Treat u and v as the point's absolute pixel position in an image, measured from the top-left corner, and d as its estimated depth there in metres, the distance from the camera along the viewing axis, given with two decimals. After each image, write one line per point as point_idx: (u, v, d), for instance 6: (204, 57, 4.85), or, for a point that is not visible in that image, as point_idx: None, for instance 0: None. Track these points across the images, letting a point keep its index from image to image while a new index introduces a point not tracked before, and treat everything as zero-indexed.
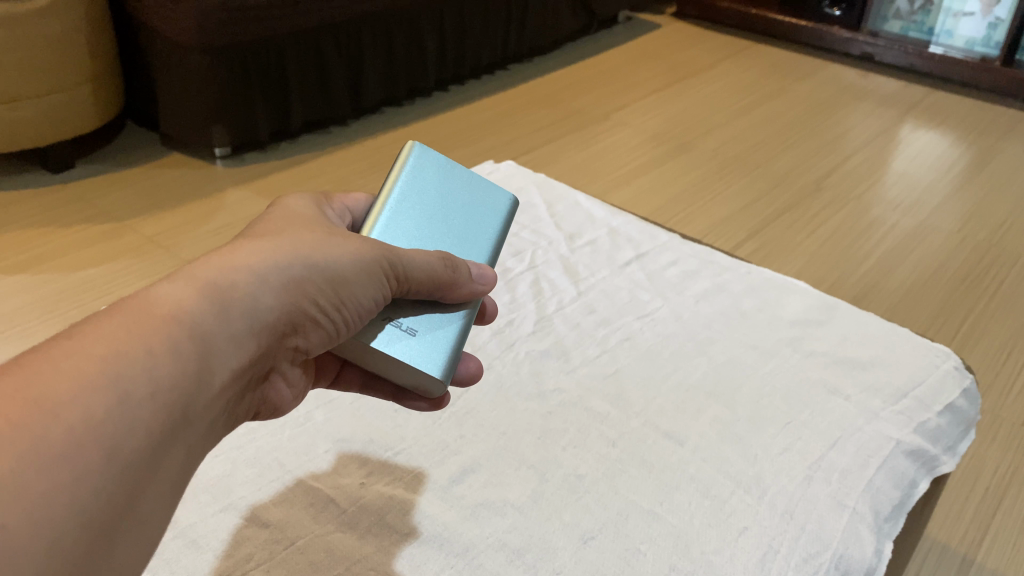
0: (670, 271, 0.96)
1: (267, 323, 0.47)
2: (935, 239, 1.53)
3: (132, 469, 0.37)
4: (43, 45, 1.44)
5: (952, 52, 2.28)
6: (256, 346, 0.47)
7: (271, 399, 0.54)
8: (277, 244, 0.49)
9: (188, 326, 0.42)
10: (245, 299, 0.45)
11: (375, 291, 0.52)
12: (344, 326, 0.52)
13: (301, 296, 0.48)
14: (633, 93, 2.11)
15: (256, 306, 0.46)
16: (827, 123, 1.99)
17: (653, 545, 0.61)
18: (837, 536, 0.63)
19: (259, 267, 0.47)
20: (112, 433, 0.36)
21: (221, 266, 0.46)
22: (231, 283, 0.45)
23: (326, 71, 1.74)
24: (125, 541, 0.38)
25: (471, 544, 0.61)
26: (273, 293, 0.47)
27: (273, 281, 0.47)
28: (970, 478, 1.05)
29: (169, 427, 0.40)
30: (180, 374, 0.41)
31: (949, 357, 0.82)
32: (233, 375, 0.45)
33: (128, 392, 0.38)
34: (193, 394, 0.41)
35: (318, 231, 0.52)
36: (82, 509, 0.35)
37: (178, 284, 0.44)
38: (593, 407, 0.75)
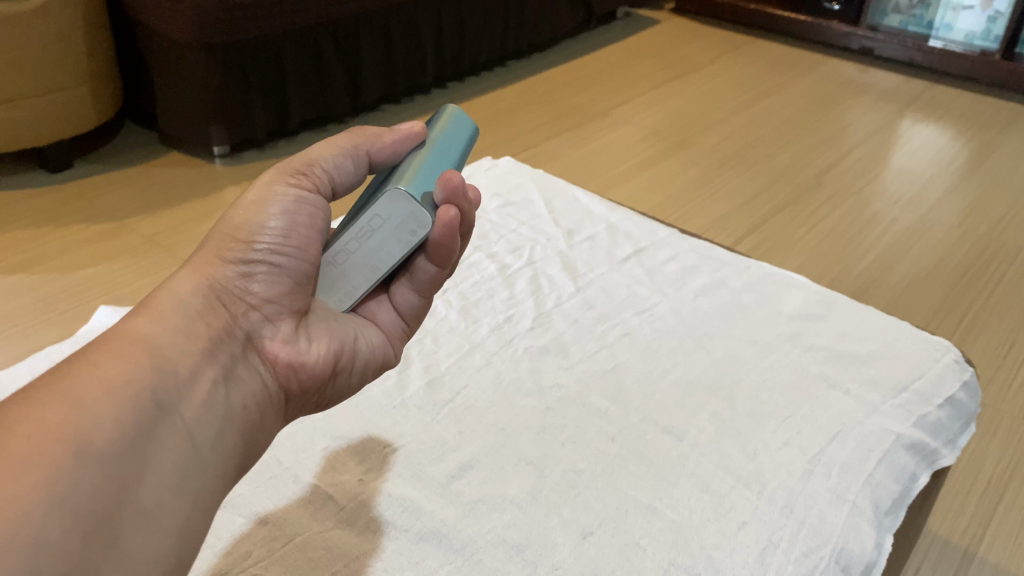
0: (669, 266, 0.95)
1: (201, 312, 0.55)
2: (935, 233, 1.53)
3: (112, 457, 0.44)
4: (41, 46, 1.44)
5: (952, 46, 2.27)
6: (204, 332, 0.54)
7: (283, 357, 0.58)
8: (185, 269, 0.58)
9: (125, 342, 0.50)
10: (170, 310, 0.54)
11: (275, 203, 0.59)
12: (279, 251, 0.59)
13: (220, 281, 0.58)
14: (632, 89, 2.10)
15: (182, 307, 0.55)
16: (826, 118, 1.98)
17: (653, 541, 0.61)
18: (838, 530, 0.63)
19: (179, 288, 0.56)
20: (76, 427, 0.43)
21: (141, 305, 0.54)
22: (156, 305, 0.54)
23: (324, 69, 1.74)
24: (136, 522, 0.44)
25: (471, 540, 0.61)
26: (191, 293, 0.56)
27: (195, 290, 0.56)
28: (971, 472, 1.05)
29: (144, 415, 0.47)
30: (134, 373, 0.48)
31: (949, 351, 0.82)
32: (194, 355, 0.52)
33: (81, 391, 0.45)
34: (156, 382, 0.49)
35: (216, 235, 0.60)
36: (70, 498, 0.41)
37: (114, 324, 0.53)
38: (592, 403, 0.75)
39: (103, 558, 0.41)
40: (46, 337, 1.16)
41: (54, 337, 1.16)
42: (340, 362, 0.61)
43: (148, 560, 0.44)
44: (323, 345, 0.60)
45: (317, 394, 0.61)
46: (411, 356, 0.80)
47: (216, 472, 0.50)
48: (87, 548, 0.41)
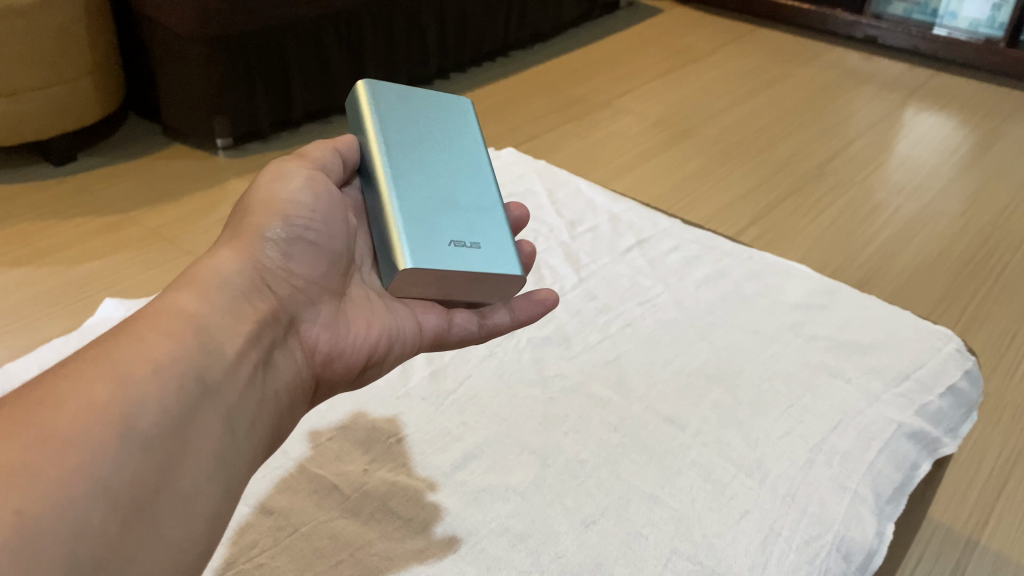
0: (671, 257, 0.96)
1: (246, 288, 0.55)
2: (939, 222, 1.53)
3: (153, 442, 0.42)
4: (45, 38, 1.44)
5: (957, 34, 2.26)
6: (250, 311, 0.54)
7: (322, 346, 0.59)
8: (226, 246, 0.57)
9: (172, 316, 0.49)
10: (216, 286, 0.53)
11: (309, 189, 0.62)
12: (320, 241, 0.61)
13: (262, 259, 0.58)
14: (635, 79, 2.10)
15: (227, 283, 0.54)
16: (831, 107, 1.98)
17: (654, 529, 0.62)
18: (840, 518, 0.63)
19: (222, 264, 0.55)
20: (119, 411, 0.42)
21: (185, 277, 0.54)
22: (203, 279, 0.53)
23: (327, 60, 1.74)
24: (172, 508, 0.42)
25: (474, 529, 0.61)
26: (235, 269, 0.55)
27: (240, 266, 0.56)
28: (974, 461, 1.05)
29: (187, 396, 0.46)
30: (180, 352, 0.47)
31: (951, 339, 0.82)
32: (240, 338, 0.52)
33: (128, 371, 0.44)
34: (202, 361, 0.48)
35: (255, 213, 0.60)
36: (107, 488, 0.39)
37: (162, 294, 0.52)
38: (594, 393, 0.75)
39: (138, 545, 0.40)
40: (51, 330, 1.17)
41: (59, 330, 1.17)
42: (379, 356, 0.62)
43: (183, 548, 0.42)
44: (358, 335, 0.61)
45: (347, 382, 0.61)
46: None
47: (252, 460, 0.49)
48: (123, 533, 0.39)
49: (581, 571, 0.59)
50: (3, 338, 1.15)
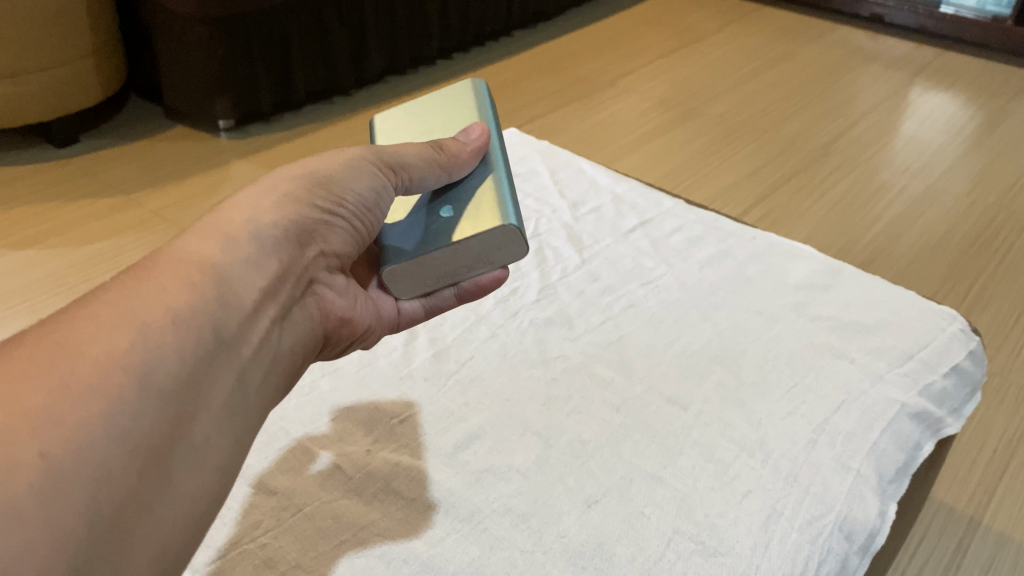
0: (674, 238, 0.95)
1: (276, 243, 0.55)
2: (945, 202, 1.52)
3: (170, 394, 0.42)
4: (46, 19, 1.43)
5: (964, 12, 2.24)
6: (273, 266, 0.54)
7: (335, 309, 0.61)
8: (257, 191, 0.57)
9: (191, 263, 0.49)
10: (244, 237, 0.53)
11: (372, 181, 0.62)
12: (356, 222, 0.62)
13: (298, 212, 0.57)
14: (639, 58, 2.09)
15: (256, 234, 0.54)
16: (836, 86, 1.96)
17: (657, 509, 0.62)
18: (842, 498, 0.63)
19: (254, 212, 0.55)
20: (139, 361, 0.42)
21: (213, 226, 0.53)
22: (229, 228, 0.53)
23: (329, 41, 1.73)
24: (187, 459, 0.42)
25: (477, 509, 0.61)
26: (271, 222, 0.55)
27: (273, 217, 0.55)
28: (978, 440, 1.05)
29: (203, 351, 0.45)
30: (199, 305, 0.46)
31: (955, 320, 0.82)
32: (258, 291, 0.51)
33: (148, 322, 0.43)
34: (219, 315, 0.47)
35: (288, 171, 0.60)
36: (126, 437, 0.39)
37: (188, 239, 0.51)
38: (597, 374, 0.75)
39: (155, 496, 0.40)
40: (55, 312, 1.17)
41: (63, 312, 1.17)
42: (360, 333, 0.64)
43: (197, 500, 0.43)
44: (355, 306, 0.63)
45: (336, 348, 0.64)
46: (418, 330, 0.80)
47: (263, 416, 0.49)
48: (141, 481, 0.40)
49: (584, 551, 0.59)
50: (7, 319, 1.15)
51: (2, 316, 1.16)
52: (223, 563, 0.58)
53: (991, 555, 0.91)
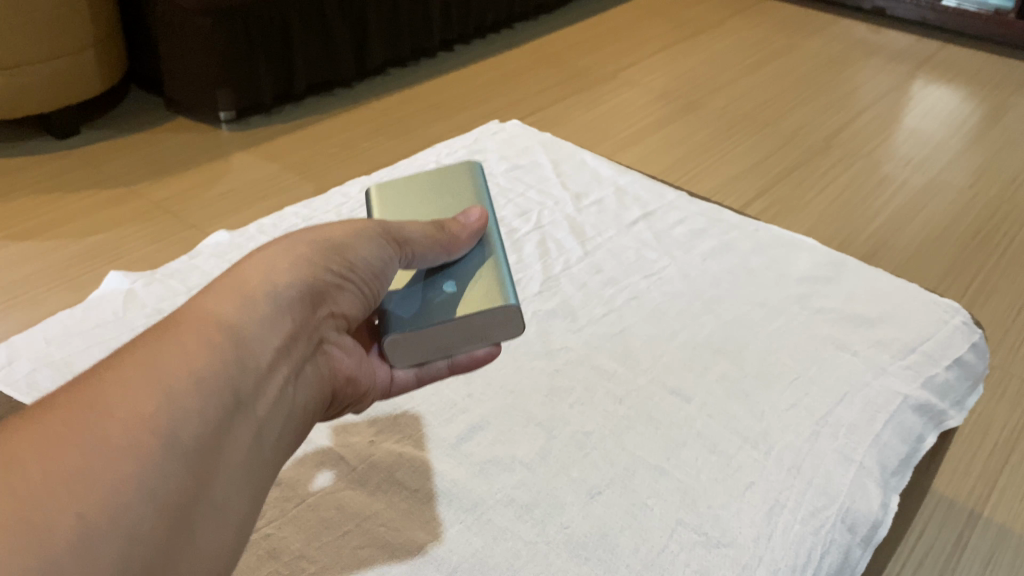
0: (677, 230, 0.95)
1: (295, 301, 0.53)
2: (947, 195, 1.52)
3: (194, 455, 0.41)
4: (46, 10, 1.43)
5: (966, 5, 2.24)
6: (290, 323, 0.52)
7: (344, 368, 0.58)
8: (275, 249, 0.55)
9: (208, 322, 0.47)
10: (263, 292, 0.51)
11: (379, 251, 0.59)
12: (364, 286, 0.58)
13: (316, 268, 0.55)
14: (640, 51, 2.08)
15: (275, 292, 0.52)
16: (837, 79, 1.96)
17: (660, 500, 0.62)
18: (845, 490, 0.64)
19: (271, 270, 0.53)
20: (164, 425, 0.41)
21: (229, 285, 0.51)
22: (247, 285, 0.51)
23: (330, 33, 1.73)
24: (207, 520, 0.42)
25: (480, 500, 0.61)
26: (289, 282, 0.53)
27: (291, 274, 0.53)
28: (979, 433, 1.05)
29: (224, 410, 0.44)
30: (220, 366, 0.45)
31: (958, 312, 0.83)
32: (275, 348, 0.50)
33: (171, 383, 0.43)
34: (238, 375, 0.46)
35: (301, 230, 0.58)
36: (154, 497, 0.39)
37: (209, 298, 0.49)
38: (600, 365, 0.75)
39: (180, 551, 0.40)
40: (56, 302, 1.17)
41: (64, 303, 1.17)
42: (359, 395, 0.60)
43: (218, 556, 0.42)
44: (360, 367, 0.60)
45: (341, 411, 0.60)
46: None
47: (277, 469, 0.48)
48: (169, 541, 0.39)
49: (588, 542, 0.59)
50: (9, 310, 1.15)
51: (4, 307, 1.16)
52: None
53: (991, 548, 0.91)
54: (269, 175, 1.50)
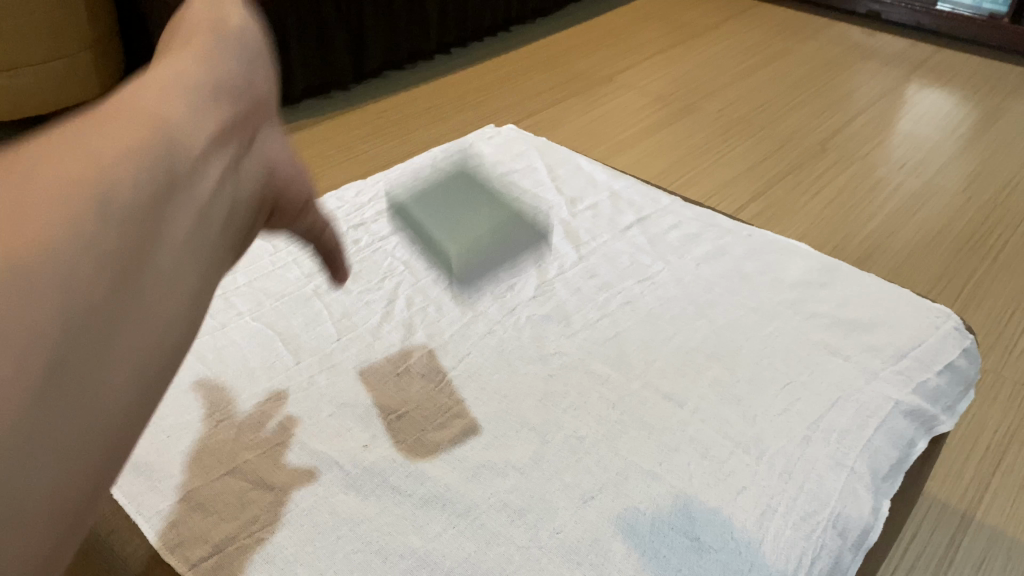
0: (671, 234, 0.95)
1: (216, 97, 0.49)
2: (941, 199, 1.53)
3: (183, 342, 0.42)
4: (43, 12, 1.44)
5: (961, 9, 2.25)
6: (217, 115, 0.48)
7: None
8: (185, 52, 0.50)
9: (134, 103, 0.44)
10: (179, 87, 0.47)
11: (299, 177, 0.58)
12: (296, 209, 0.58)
13: (229, 75, 0.51)
14: (636, 54, 2.09)
15: (193, 85, 0.48)
16: (832, 83, 1.97)
17: (652, 505, 0.62)
18: (836, 495, 0.64)
19: (185, 69, 0.49)
20: (157, 309, 0.41)
21: None
22: (162, 78, 0.47)
23: (327, 36, 1.73)
24: (152, 282, 0.40)
25: (473, 506, 0.62)
26: (246, 200, 0.52)
27: (204, 73, 0.49)
28: (972, 437, 1.06)
29: (207, 307, 0.44)
30: (203, 265, 0.45)
31: (950, 317, 0.83)
32: (207, 138, 0.46)
33: (157, 273, 0.42)
34: (218, 275, 0.46)
35: (201, 32, 0.53)
36: (145, 377, 0.39)
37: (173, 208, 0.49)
38: (593, 371, 0.75)
39: (162, 434, 0.40)
40: None
41: None
42: None
43: None
44: None
45: None
46: (415, 325, 0.79)
47: None
48: (157, 421, 0.39)
49: (579, 546, 0.59)
50: None
51: None
52: (220, 558, 0.58)
53: (983, 551, 0.92)
54: None
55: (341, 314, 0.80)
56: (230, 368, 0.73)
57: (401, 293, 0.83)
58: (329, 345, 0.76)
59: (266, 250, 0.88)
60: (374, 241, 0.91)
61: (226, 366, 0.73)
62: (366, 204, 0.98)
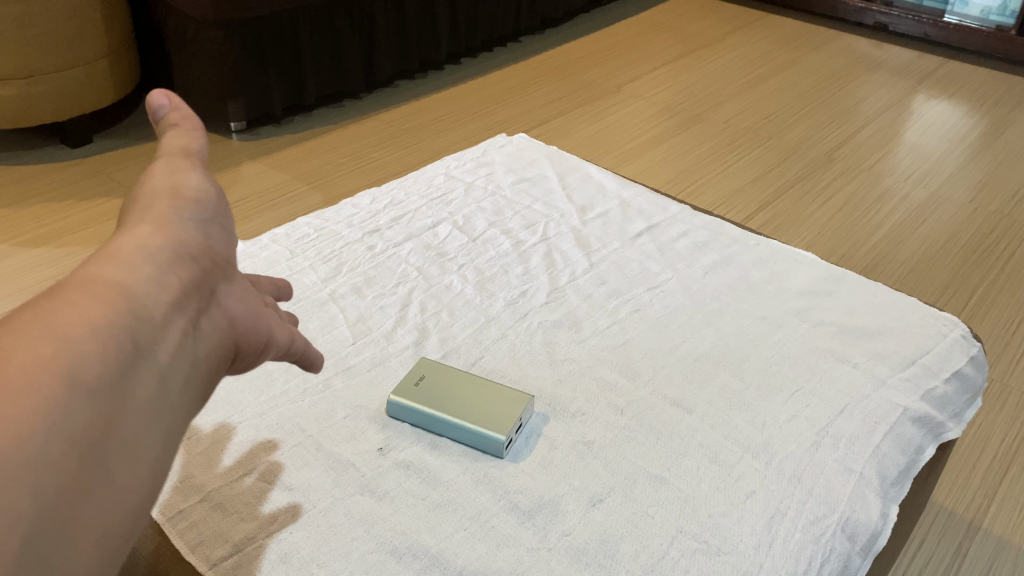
0: (680, 242, 0.97)
1: (175, 260, 0.53)
2: (947, 209, 1.54)
3: (97, 392, 0.44)
4: (61, 19, 1.47)
5: (968, 21, 2.26)
6: (176, 279, 0.52)
7: (245, 316, 0.57)
8: (144, 221, 0.55)
9: (97, 283, 0.48)
10: (139, 257, 0.51)
11: (198, 210, 0.58)
12: (216, 240, 0.58)
13: (187, 238, 0.55)
14: (645, 64, 2.10)
15: (151, 253, 0.52)
16: (839, 93, 1.98)
17: (661, 509, 0.63)
18: (845, 499, 0.65)
19: (146, 240, 0.53)
20: (63, 367, 0.43)
21: (107, 253, 0.51)
22: (124, 254, 0.51)
23: (339, 46, 1.75)
24: (118, 455, 0.44)
25: (484, 508, 0.63)
26: (160, 245, 0.53)
27: (162, 240, 0.53)
28: (979, 446, 1.07)
29: (124, 356, 0.46)
30: (112, 315, 0.47)
31: (957, 326, 0.85)
32: (167, 303, 0.50)
33: (66, 332, 0.44)
34: (134, 322, 0.47)
35: (161, 201, 0.58)
36: (62, 432, 0.41)
37: (98, 263, 0.50)
38: (603, 376, 0.76)
39: (91, 482, 0.42)
40: None
41: None
42: (262, 345, 0.58)
43: (131, 491, 0.44)
44: (258, 314, 0.58)
45: (254, 363, 0.58)
46: (428, 329, 0.80)
47: (188, 415, 0.50)
48: (78, 473, 0.42)
49: (588, 548, 0.60)
50: None
51: None
52: (239, 557, 0.58)
53: (990, 559, 0.93)
54: (278, 185, 1.52)
55: (355, 318, 0.81)
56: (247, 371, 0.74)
57: (414, 298, 0.84)
58: (344, 348, 0.77)
59: (282, 254, 0.90)
60: (388, 247, 0.92)
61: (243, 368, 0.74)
62: (379, 211, 0.99)
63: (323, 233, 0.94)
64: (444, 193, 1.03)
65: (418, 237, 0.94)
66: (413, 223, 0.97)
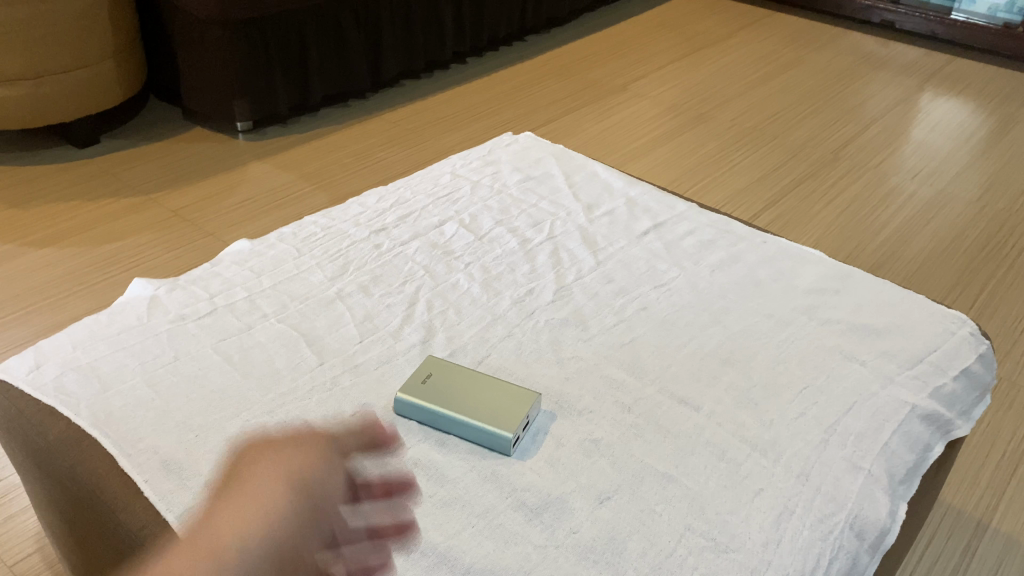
0: (687, 241, 0.96)
1: (294, 496, 0.52)
2: (954, 208, 1.53)
3: None
4: (67, 20, 1.47)
5: (975, 19, 2.24)
6: (294, 547, 0.51)
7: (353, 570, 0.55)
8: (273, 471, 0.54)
9: (219, 552, 0.47)
10: (264, 522, 0.50)
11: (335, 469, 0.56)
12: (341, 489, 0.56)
13: (314, 493, 0.54)
14: (650, 63, 2.10)
15: (276, 515, 0.51)
16: (846, 92, 1.97)
17: (669, 507, 0.63)
18: (853, 497, 0.65)
19: (268, 474, 0.53)
20: None
21: (231, 509, 0.50)
22: (247, 504, 0.51)
23: (345, 45, 1.75)
24: None
25: (492, 506, 0.63)
26: (286, 499, 0.52)
27: (284, 472, 0.53)
28: (986, 444, 1.06)
29: None
30: None
31: (965, 324, 0.85)
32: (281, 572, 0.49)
33: None
34: None
35: (296, 450, 0.56)
36: None
37: (221, 522, 0.49)
38: (610, 374, 0.76)
39: None
40: (77, 310, 1.20)
41: (84, 310, 1.20)
42: None
43: None
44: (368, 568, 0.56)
45: None
46: (435, 328, 0.80)
47: None
48: None
49: (596, 545, 0.60)
50: (30, 317, 1.18)
51: (26, 313, 1.19)
52: None
53: (998, 557, 0.92)
54: (285, 185, 1.53)
55: (362, 317, 0.81)
56: (255, 368, 0.74)
57: (421, 297, 0.84)
58: (351, 346, 0.77)
59: (289, 253, 0.90)
60: (395, 245, 0.92)
61: (251, 366, 0.74)
62: (386, 210, 0.99)
63: (329, 232, 0.94)
64: (450, 192, 1.03)
65: (424, 236, 0.94)
66: (419, 222, 0.97)
